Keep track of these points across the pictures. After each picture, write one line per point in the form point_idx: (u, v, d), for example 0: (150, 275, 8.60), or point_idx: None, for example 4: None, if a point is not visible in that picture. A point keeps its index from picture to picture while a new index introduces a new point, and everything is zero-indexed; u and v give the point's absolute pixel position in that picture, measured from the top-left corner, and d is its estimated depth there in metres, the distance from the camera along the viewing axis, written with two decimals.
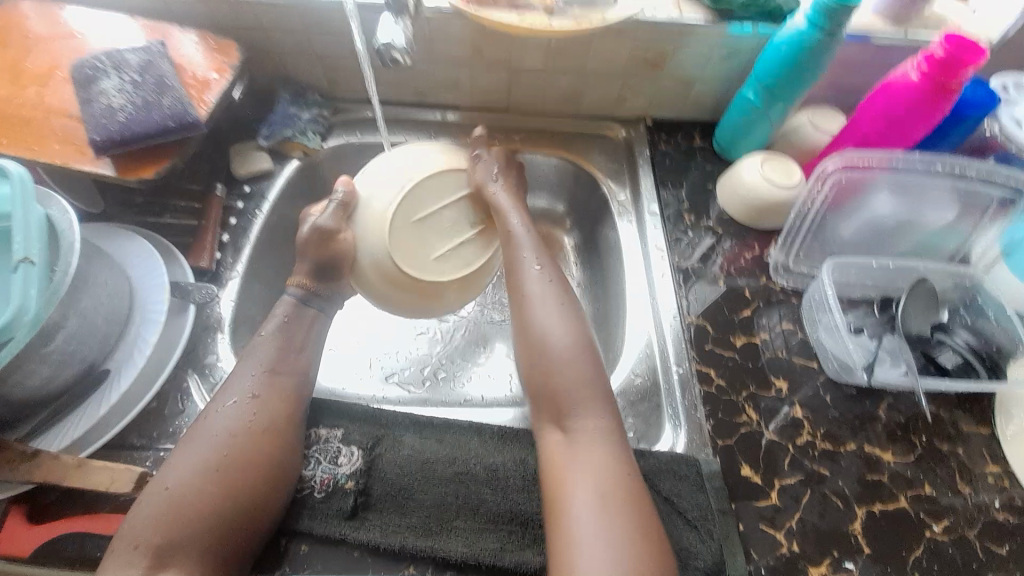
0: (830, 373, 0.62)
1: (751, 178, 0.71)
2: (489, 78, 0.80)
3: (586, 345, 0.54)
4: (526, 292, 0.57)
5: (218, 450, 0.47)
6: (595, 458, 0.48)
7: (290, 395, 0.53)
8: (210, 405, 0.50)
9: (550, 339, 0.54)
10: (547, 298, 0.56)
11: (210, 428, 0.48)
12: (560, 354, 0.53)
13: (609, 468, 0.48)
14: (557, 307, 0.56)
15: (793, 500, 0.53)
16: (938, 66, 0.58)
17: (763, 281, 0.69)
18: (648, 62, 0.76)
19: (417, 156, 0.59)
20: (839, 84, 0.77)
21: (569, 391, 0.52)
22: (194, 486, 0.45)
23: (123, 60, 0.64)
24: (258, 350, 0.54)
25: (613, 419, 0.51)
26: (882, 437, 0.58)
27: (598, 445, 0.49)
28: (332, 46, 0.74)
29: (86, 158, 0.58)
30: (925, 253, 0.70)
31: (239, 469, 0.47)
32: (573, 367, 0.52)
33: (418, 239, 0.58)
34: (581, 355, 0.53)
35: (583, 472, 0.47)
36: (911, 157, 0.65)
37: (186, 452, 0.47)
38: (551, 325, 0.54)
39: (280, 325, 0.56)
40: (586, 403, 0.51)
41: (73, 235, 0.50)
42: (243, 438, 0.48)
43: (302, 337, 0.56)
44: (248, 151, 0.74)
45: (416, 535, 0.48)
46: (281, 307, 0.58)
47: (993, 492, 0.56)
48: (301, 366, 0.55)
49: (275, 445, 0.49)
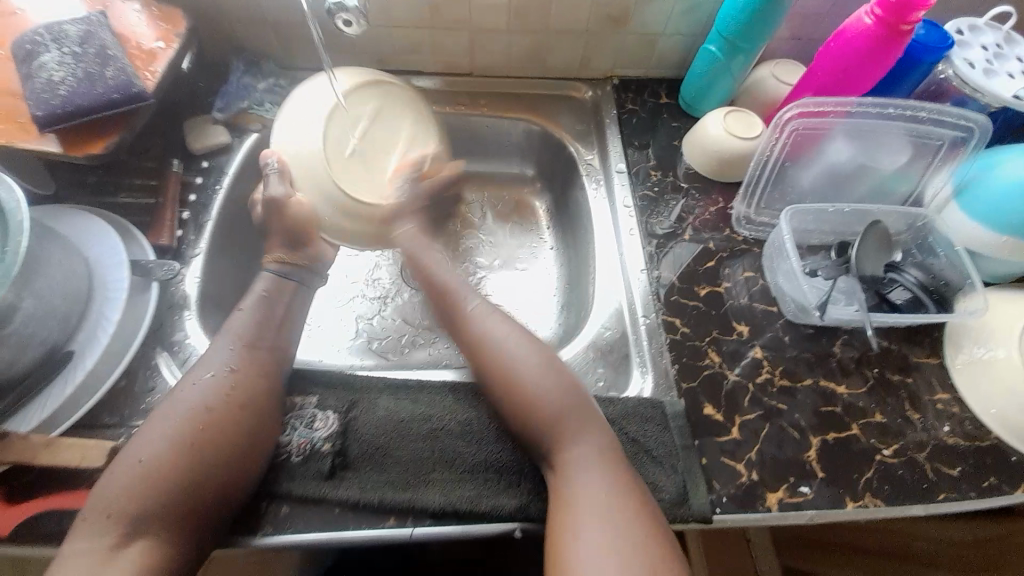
0: (788, 316, 0.64)
1: (716, 132, 0.71)
2: (449, 40, 0.78)
3: (566, 375, 0.52)
4: (478, 332, 0.55)
5: (190, 420, 0.47)
6: (593, 486, 0.45)
7: (267, 367, 0.53)
8: (187, 378, 0.51)
9: (522, 371, 0.51)
10: (507, 340, 0.54)
11: (180, 403, 0.48)
12: (539, 387, 0.50)
13: (606, 493, 0.45)
14: (520, 339, 0.54)
15: (752, 433, 0.56)
16: (891, 9, 0.58)
17: (726, 233, 0.71)
18: (611, 19, 0.75)
19: (317, 93, 0.63)
20: (799, 35, 0.78)
21: (553, 423, 0.49)
22: (164, 455, 0.45)
23: (62, 31, 0.61)
24: (234, 321, 0.55)
25: (605, 439, 0.49)
26: (838, 373, 0.61)
27: (594, 476, 0.46)
28: (281, 11, 0.72)
29: (30, 136, 0.56)
30: (879, 198, 0.72)
31: (212, 445, 0.47)
32: (554, 400, 0.50)
33: (355, 168, 0.64)
34: (559, 384, 0.51)
35: (585, 509, 0.44)
36: (865, 102, 0.65)
37: (156, 425, 0.47)
38: (512, 358, 0.52)
39: (259, 299, 0.58)
40: (576, 430, 0.49)
41: (21, 213, 0.49)
42: (214, 410, 0.48)
43: (280, 314, 0.58)
44: (204, 125, 0.72)
45: (394, 490, 0.50)
46: (261, 284, 0.60)
47: (943, 417, 0.59)
48: (278, 340, 0.56)
49: (248, 414, 0.50)
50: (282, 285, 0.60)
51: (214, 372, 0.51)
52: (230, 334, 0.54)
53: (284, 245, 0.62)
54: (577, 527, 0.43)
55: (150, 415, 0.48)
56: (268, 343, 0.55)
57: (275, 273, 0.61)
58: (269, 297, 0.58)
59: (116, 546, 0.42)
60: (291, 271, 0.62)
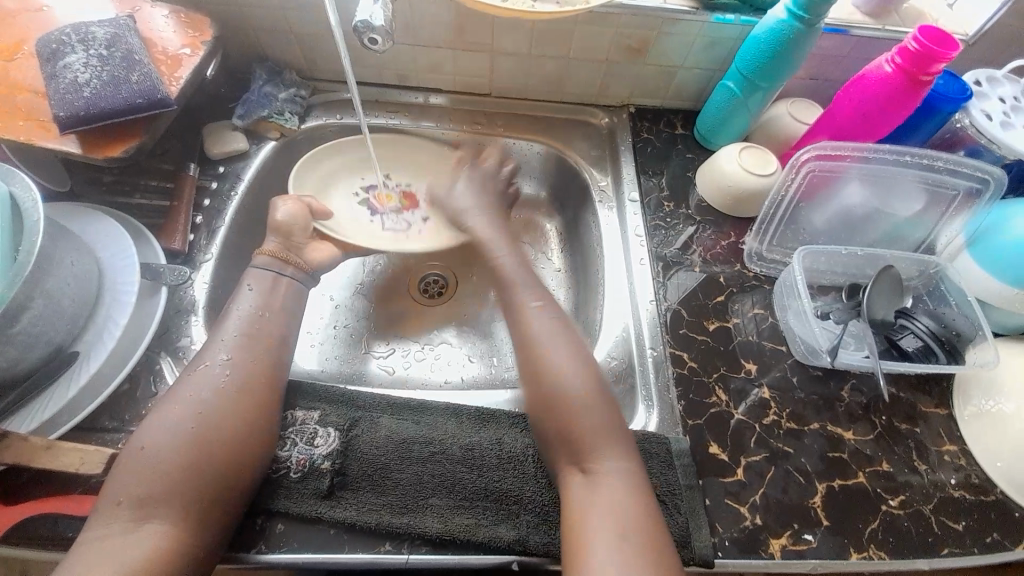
0: (797, 356, 0.64)
1: (729, 167, 0.71)
2: (470, 62, 0.79)
3: (605, 388, 0.54)
4: (532, 334, 0.57)
5: (194, 409, 0.48)
6: (614, 492, 0.47)
7: (264, 356, 0.54)
8: (188, 368, 0.51)
9: (569, 375, 0.53)
10: (557, 338, 0.56)
11: (185, 391, 0.49)
12: (585, 394, 0.52)
13: (626, 497, 0.46)
14: (568, 346, 0.55)
15: (758, 475, 0.55)
16: (912, 59, 0.59)
17: (737, 268, 0.71)
18: (631, 49, 0.76)
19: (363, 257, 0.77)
20: (818, 76, 0.79)
21: (591, 428, 0.50)
22: (167, 443, 0.45)
23: (90, 33, 0.62)
24: (236, 328, 0.54)
25: (632, 455, 0.50)
26: (844, 417, 0.60)
27: (620, 480, 0.48)
28: (308, 24, 0.72)
29: (51, 135, 0.56)
30: (891, 243, 0.72)
31: (217, 428, 0.47)
32: (596, 407, 0.51)
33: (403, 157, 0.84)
34: (597, 397, 0.52)
35: (604, 510, 0.45)
36: (882, 149, 0.65)
37: (162, 412, 0.47)
38: (563, 362, 0.54)
39: (248, 297, 0.57)
40: (611, 438, 0.50)
41: (36, 212, 0.49)
42: (218, 397, 0.49)
43: (288, 305, 0.60)
44: (223, 131, 0.73)
45: (392, 513, 0.49)
46: (250, 281, 0.59)
47: (949, 469, 0.58)
48: (276, 327, 0.56)
49: (252, 402, 0.50)
50: (276, 281, 0.60)
51: (222, 362, 0.51)
52: (247, 346, 0.53)
53: (274, 241, 0.64)
54: (593, 520, 0.45)
55: (156, 404, 0.49)
56: (275, 351, 0.55)
57: (269, 269, 0.61)
58: (280, 291, 0.60)
59: (130, 526, 0.42)
60: (284, 266, 0.61)
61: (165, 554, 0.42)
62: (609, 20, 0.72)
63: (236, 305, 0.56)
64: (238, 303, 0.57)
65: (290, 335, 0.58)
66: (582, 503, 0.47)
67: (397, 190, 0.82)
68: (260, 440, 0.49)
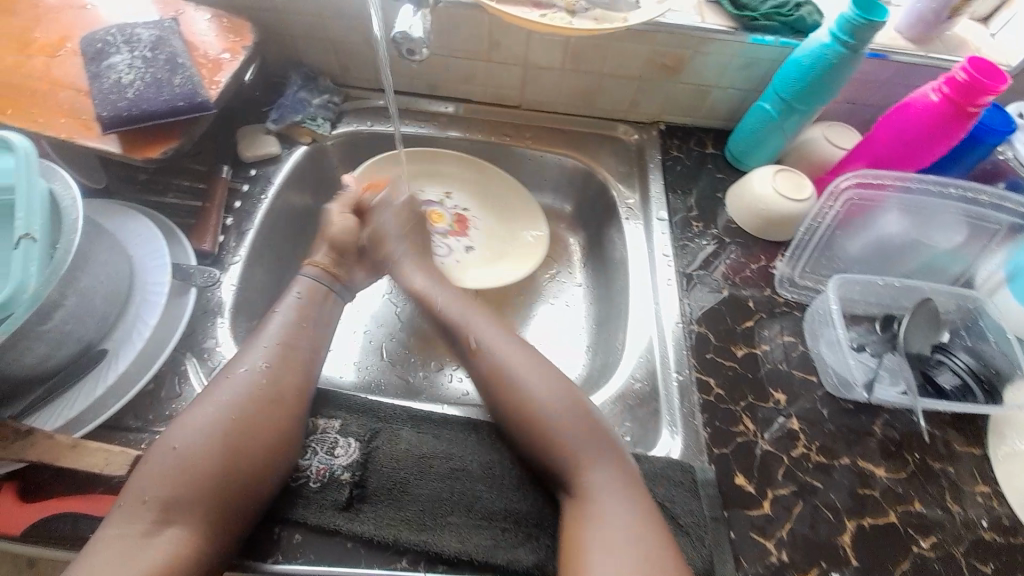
0: (829, 388, 0.62)
1: (762, 190, 0.70)
2: (502, 74, 0.79)
3: (585, 405, 0.53)
4: (499, 360, 0.56)
5: (227, 415, 0.48)
6: (609, 514, 0.46)
7: (302, 368, 0.53)
8: (225, 370, 0.51)
9: (542, 401, 0.53)
10: (524, 362, 0.56)
11: (222, 395, 0.49)
12: (562, 417, 0.52)
13: (619, 512, 0.46)
14: (539, 372, 0.55)
15: (785, 510, 0.54)
16: (959, 89, 0.58)
17: (766, 292, 0.69)
18: (665, 67, 0.76)
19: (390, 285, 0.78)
20: (855, 100, 0.77)
21: (572, 448, 0.50)
22: (200, 448, 0.45)
23: (135, 35, 0.63)
24: (277, 335, 0.54)
25: (625, 471, 0.50)
26: (875, 453, 0.58)
27: (614, 500, 0.47)
28: (345, 32, 0.73)
29: (92, 133, 0.57)
30: (929, 275, 0.69)
31: (249, 437, 0.47)
32: (573, 426, 0.51)
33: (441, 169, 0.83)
34: (573, 413, 0.52)
35: (604, 533, 0.45)
36: (925, 179, 0.65)
37: (196, 413, 0.47)
38: (533, 388, 0.54)
39: (297, 302, 0.58)
40: (601, 457, 0.50)
41: (76, 210, 0.49)
42: (253, 404, 0.49)
43: (318, 315, 0.59)
44: (256, 134, 0.74)
45: (409, 529, 0.48)
46: (300, 288, 0.60)
47: (980, 509, 0.56)
48: (316, 341, 0.57)
49: (285, 413, 0.50)
50: (315, 289, 0.61)
51: (260, 369, 0.51)
52: (288, 355, 0.53)
53: (332, 256, 0.64)
54: (591, 542, 0.45)
55: (191, 403, 0.49)
56: (308, 363, 0.54)
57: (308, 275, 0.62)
58: (306, 300, 0.59)
59: (147, 532, 0.42)
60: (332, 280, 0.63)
61: (181, 559, 0.42)
62: (644, 38, 0.71)
63: (280, 312, 0.57)
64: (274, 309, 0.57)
65: (324, 351, 0.57)
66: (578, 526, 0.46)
67: (451, 212, 0.83)
68: (288, 451, 0.49)
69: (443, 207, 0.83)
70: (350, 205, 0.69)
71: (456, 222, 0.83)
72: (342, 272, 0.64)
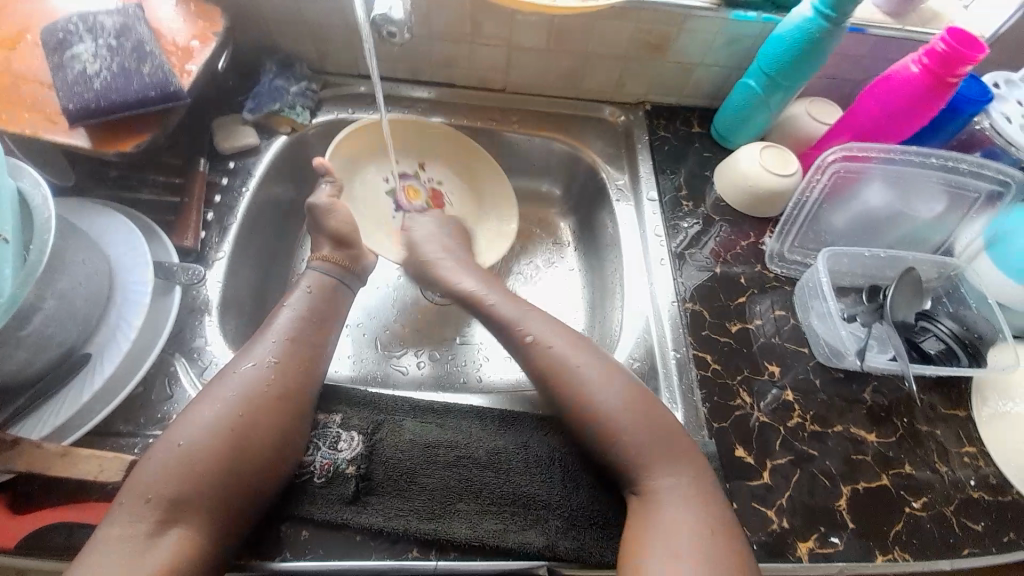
0: (820, 358, 0.63)
1: (748, 166, 0.71)
2: (486, 57, 0.77)
3: (649, 401, 0.53)
4: (552, 356, 0.56)
5: (235, 409, 0.47)
6: (675, 513, 0.46)
7: (311, 365, 0.52)
8: (228, 366, 0.50)
9: (603, 398, 0.52)
10: (575, 356, 0.55)
11: (227, 389, 0.48)
12: (625, 421, 0.51)
13: (688, 517, 0.46)
14: (598, 368, 0.54)
15: (784, 479, 0.55)
16: (938, 60, 0.59)
17: (757, 268, 0.70)
18: (651, 46, 0.75)
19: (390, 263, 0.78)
20: (837, 75, 0.78)
21: (632, 450, 0.50)
22: (205, 443, 0.44)
23: (98, 22, 0.59)
24: (285, 330, 0.53)
25: (693, 467, 0.50)
26: (867, 419, 0.60)
27: (681, 494, 0.48)
28: (321, 16, 0.70)
29: (59, 128, 0.54)
30: (911, 245, 0.71)
31: (257, 435, 0.46)
32: (633, 425, 0.51)
33: (423, 139, 0.80)
34: (634, 410, 0.52)
35: (673, 531, 0.45)
36: (908, 149, 0.66)
37: (200, 409, 0.46)
38: (595, 384, 0.53)
39: (305, 295, 0.57)
40: (669, 453, 0.50)
41: (48, 210, 0.47)
42: (261, 401, 0.48)
43: (324, 310, 0.57)
44: (233, 125, 0.71)
45: (419, 518, 0.48)
46: (308, 280, 0.59)
47: (968, 469, 0.58)
48: (325, 336, 0.55)
49: (295, 409, 0.49)
50: (310, 279, 0.59)
51: (268, 364, 0.50)
52: (293, 349, 0.52)
53: (332, 247, 0.63)
54: (654, 552, 0.44)
55: (195, 398, 0.48)
56: (316, 359, 0.53)
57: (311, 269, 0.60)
58: (315, 294, 0.58)
59: (151, 532, 0.41)
60: (321, 268, 0.61)
61: (187, 559, 0.41)
62: (630, 17, 0.70)
63: (288, 306, 0.56)
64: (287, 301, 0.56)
65: (330, 348, 0.56)
66: (642, 523, 0.47)
67: (426, 188, 0.80)
68: (291, 450, 0.48)
69: (418, 180, 0.80)
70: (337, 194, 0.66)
71: (431, 197, 0.80)
72: (345, 260, 0.62)
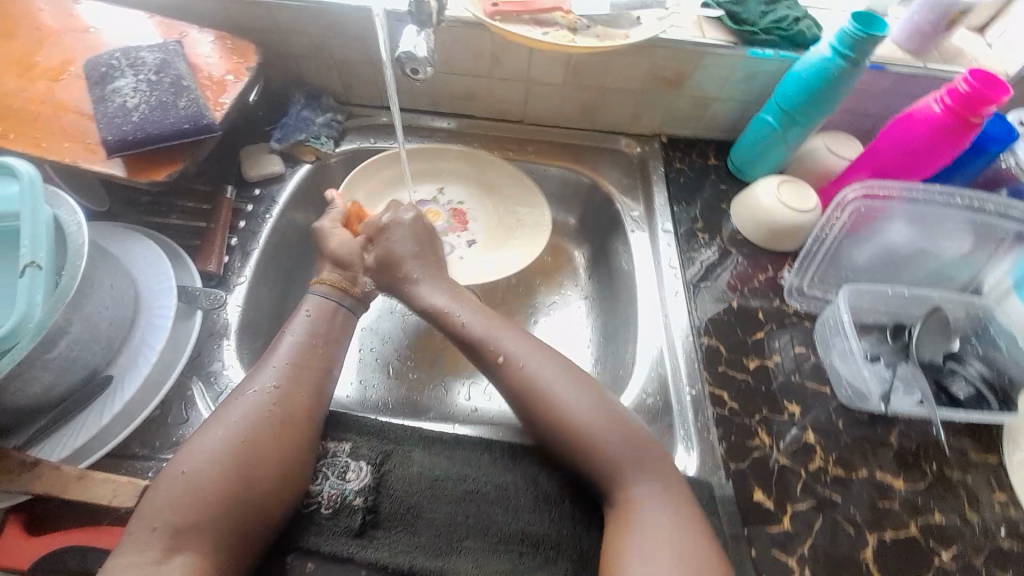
0: (842, 399, 0.61)
1: (767, 200, 0.70)
2: (505, 90, 0.79)
3: (621, 415, 0.51)
4: (522, 368, 0.54)
5: (237, 438, 0.46)
6: (655, 530, 0.45)
7: (313, 390, 0.52)
8: (234, 393, 0.50)
9: (578, 415, 0.51)
10: (546, 365, 0.54)
11: (233, 419, 0.48)
12: (603, 431, 0.50)
13: (677, 531, 0.45)
14: (575, 383, 0.53)
15: (806, 526, 0.53)
16: (963, 102, 0.58)
17: (775, 303, 0.69)
18: (667, 81, 0.76)
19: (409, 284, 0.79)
20: (856, 110, 0.78)
21: (610, 459, 0.49)
22: (209, 472, 0.44)
23: (139, 59, 0.63)
24: (287, 354, 0.53)
25: (667, 480, 0.48)
26: (893, 464, 0.58)
27: (660, 509, 0.46)
28: (347, 51, 0.73)
29: (97, 157, 0.57)
30: (935, 282, 0.70)
31: (260, 464, 0.46)
32: (614, 435, 0.50)
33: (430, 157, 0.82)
34: (610, 418, 0.51)
35: (657, 544, 0.44)
36: (930, 188, 0.65)
37: (205, 438, 0.46)
38: (569, 397, 0.52)
39: (307, 320, 0.57)
40: (646, 466, 0.49)
41: (82, 237, 0.49)
42: (263, 429, 0.48)
43: (329, 332, 0.57)
44: (260, 154, 0.74)
45: (425, 555, 0.47)
46: (307, 305, 0.59)
47: (999, 518, 0.55)
48: (328, 358, 0.55)
49: (298, 438, 0.49)
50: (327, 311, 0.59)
51: (270, 390, 0.50)
52: (297, 375, 0.52)
53: (331, 269, 0.64)
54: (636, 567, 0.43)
55: (199, 427, 0.48)
56: (321, 386, 0.53)
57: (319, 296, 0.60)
58: (313, 317, 0.58)
59: (160, 559, 0.41)
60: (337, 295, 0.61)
61: None
62: (646, 53, 0.72)
63: (291, 331, 0.56)
64: (302, 325, 0.57)
65: (335, 370, 0.56)
66: (625, 546, 0.45)
67: (447, 207, 0.82)
68: (298, 476, 0.48)
69: (437, 204, 0.83)
70: (340, 220, 0.68)
71: (453, 216, 0.82)
72: (352, 286, 0.63)
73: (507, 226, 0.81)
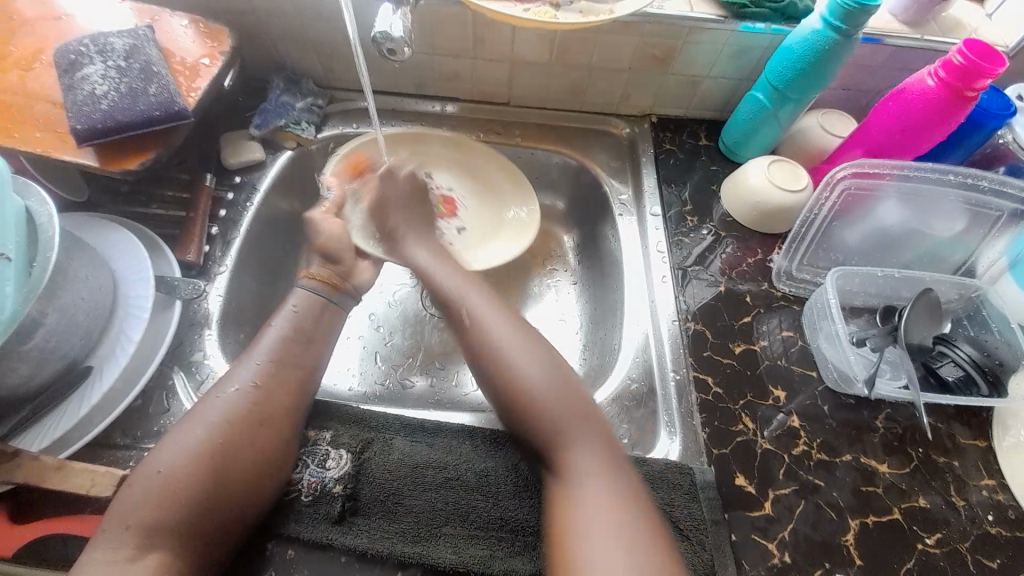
0: (828, 383, 0.61)
1: (756, 181, 0.69)
2: (489, 70, 0.77)
3: (573, 385, 0.53)
4: (489, 338, 0.55)
5: (207, 438, 0.46)
6: (587, 496, 0.45)
7: (293, 386, 0.52)
8: (210, 391, 0.50)
9: (533, 381, 0.52)
10: (514, 338, 0.55)
11: (209, 415, 0.48)
12: (551, 397, 0.51)
13: (622, 496, 0.45)
14: (526, 347, 0.54)
15: (786, 510, 0.53)
16: (956, 73, 0.56)
17: (764, 287, 0.68)
18: (654, 58, 0.74)
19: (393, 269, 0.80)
20: (851, 86, 0.75)
21: (555, 428, 0.50)
22: (183, 469, 0.44)
23: (108, 44, 0.61)
24: (267, 347, 0.53)
25: (614, 453, 0.49)
26: (878, 449, 0.57)
27: (603, 477, 0.47)
28: (324, 33, 0.71)
29: (68, 147, 0.56)
30: (932, 262, 0.68)
31: (233, 461, 0.46)
32: (565, 406, 0.51)
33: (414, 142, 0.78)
34: (561, 386, 0.52)
35: (597, 509, 0.44)
36: (924, 166, 0.63)
37: (176, 437, 0.46)
38: (528, 367, 0.53)
39: (291, 316, 0.57)
40: (586, 429, 0.50)
41: (52, 228, 0.48)
42: (237, 425, 0.48)
43: (312, 327, 0.57)
44: (240, 140, 0.73)
45: (405, 541, 0.48)
46: (294, 299, 0.58)
47: (986, 503, 0.55)
48: (311, 357, 0.55)
49: (276, 434, 0.49)
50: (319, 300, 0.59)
51: (246, 387, 0.50)
52: (275, 369, 0.52)
53: (320, 264, 0.62)
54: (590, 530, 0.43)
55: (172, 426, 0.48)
56: (301, 373, 0.53)
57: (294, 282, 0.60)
58: (299, 313, 0.57)
59: (132, 557, 0.41)
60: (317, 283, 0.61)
61: None
62: (631, 30, 0.69)
63: (274, 326, 0.55)
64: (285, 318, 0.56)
65: (320, 365, 0.56)
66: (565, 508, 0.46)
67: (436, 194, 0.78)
68: (275, 470, 0.48)
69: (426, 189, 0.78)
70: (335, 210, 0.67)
71: (443, 203, 0.78)
72: (343, 283, 0.62)
73: (493, 220, 0.79)
